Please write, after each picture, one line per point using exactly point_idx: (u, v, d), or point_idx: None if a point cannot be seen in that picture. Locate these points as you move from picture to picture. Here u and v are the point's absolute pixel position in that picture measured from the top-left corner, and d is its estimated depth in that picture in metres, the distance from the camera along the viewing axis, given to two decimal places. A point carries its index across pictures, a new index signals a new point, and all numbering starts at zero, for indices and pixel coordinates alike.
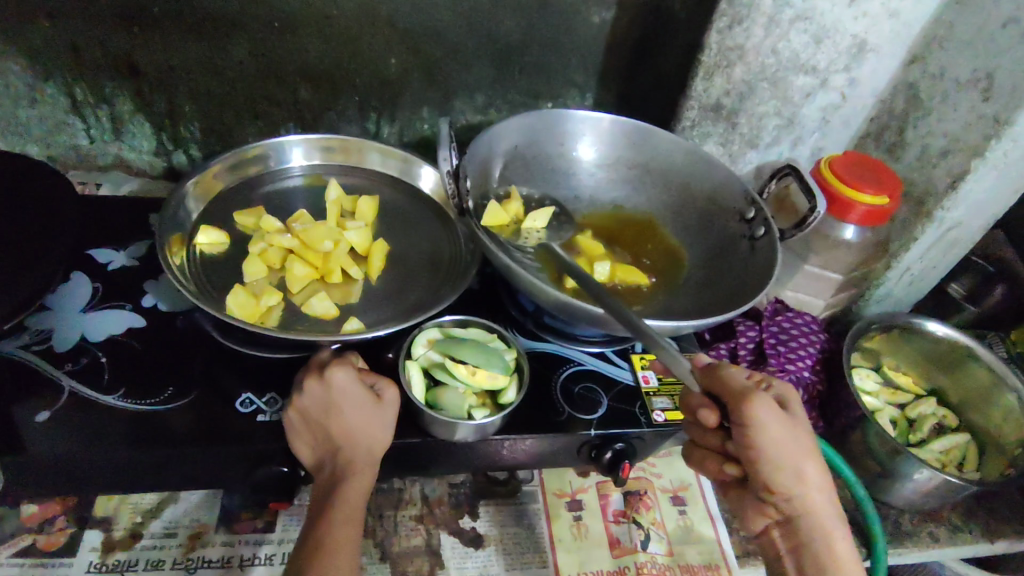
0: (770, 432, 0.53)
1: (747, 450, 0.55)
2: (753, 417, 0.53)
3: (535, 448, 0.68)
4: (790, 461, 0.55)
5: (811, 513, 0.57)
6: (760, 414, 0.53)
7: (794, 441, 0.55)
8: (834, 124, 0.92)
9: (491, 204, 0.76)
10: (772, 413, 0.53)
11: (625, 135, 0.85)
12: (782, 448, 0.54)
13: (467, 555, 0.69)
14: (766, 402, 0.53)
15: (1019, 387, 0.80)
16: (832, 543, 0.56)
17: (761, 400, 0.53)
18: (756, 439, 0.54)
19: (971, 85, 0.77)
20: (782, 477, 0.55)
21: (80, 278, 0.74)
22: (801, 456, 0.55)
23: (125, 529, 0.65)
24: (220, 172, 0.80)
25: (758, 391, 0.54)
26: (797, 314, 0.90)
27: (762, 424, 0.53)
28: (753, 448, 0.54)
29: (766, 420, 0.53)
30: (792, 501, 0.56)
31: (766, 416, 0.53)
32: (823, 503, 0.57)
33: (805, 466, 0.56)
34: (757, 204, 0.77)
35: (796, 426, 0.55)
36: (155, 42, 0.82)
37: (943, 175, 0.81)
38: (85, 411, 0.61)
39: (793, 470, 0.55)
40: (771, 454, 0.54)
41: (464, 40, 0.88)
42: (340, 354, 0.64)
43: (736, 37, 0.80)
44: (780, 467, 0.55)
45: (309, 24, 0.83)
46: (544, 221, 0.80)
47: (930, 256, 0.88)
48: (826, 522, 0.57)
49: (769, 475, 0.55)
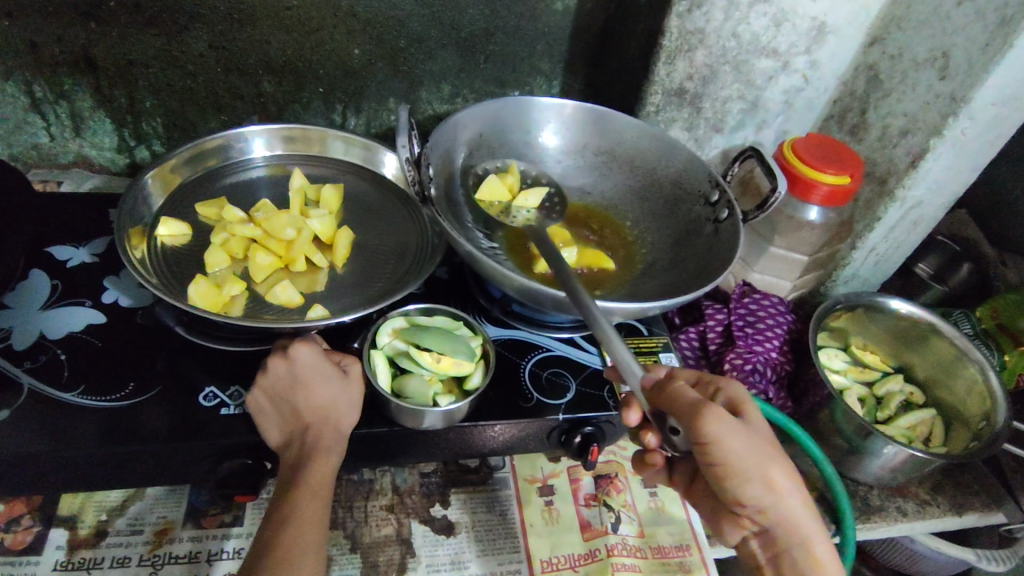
0: (729, 447, 0.50)
1: (710, 466, 0.52)
2: (710, 434, 0.49)
3: (504, 434, 0.68)
4: (756, 469, 0.51)
5: (787, 521, 0.54)
6: (717, 430, 0.49)
7: (757, 448, 0.52)
8: (797, 107, 0.93)
9: (489, 178, 0.79)
10: (729, 427, 0.50)
11: (590, 121, 0.86)
12: (746, 460, 0.51)
13: (438, 543, 0.68)
14: (719, 415, 0.50)
15: (981, 359, 0.81)
16: (810, 548, 0.54)
17: (716, 413, 0.50)
18: (718, 455, 0.50)
19: (928, 64, 0.78)
20: (751, 489, 0.52)
21: (40, 275, 0.73)
22: (766, 464, 0.52)
23: (90, 527, 0.64)
24: (178, 165, 0.79)
25: (711, 405, 0.50)
26: (764, 296, 0.90)
27: (720, 440, 0.49)
28: (714, 464, 0.51)
29: (723, 436, 0.49)
30: (764, 512, 0.53)
31: (721, 431, 0.49)
32: (796, 508, 0.54)
33: (773, 474, 0.52)
34: (721, 187, 0.77)
35: (755, 433, 0.52)
36: (112, 36, 0.81)
37: (904, 153, 0.82)
38: (44, 410, 0.60)
39: (761, 480, 0.52)
40: (735, 468, 0.51)
41: (428, 30, 0.88)
42: (287, 354, 0.62)
43: (697, 21, 0.80)
44: (747, 478, 0.51)
45: (269, 16, 0.82)
46: (535, 200, 0.81)
47: (895, 235, 0.89)
48: (802, 526, 0.54)
49: (736, 487, 0.52)
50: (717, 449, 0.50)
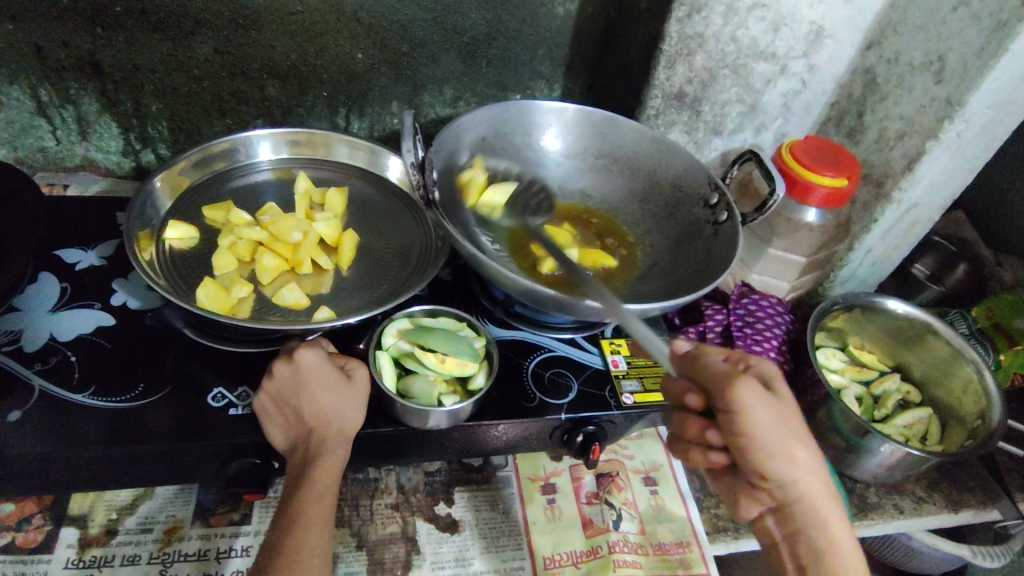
0: (758, 418, 0.50)
1: (736, 442, 0.51)
2: (740, 403, 0.49)
3: (508, 433, 0.69)
4: (781, 446, 0.51)
5: (804, 496, 0.54)
6: (748, 401, 0.49)
7: (784, 424, 0.51)
8: (795, 110, 0.94)
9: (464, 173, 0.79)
10: (760, 400, 0.50)
11: (590, 125, 0.87)
12: (774, 439, 0.51)
13: (443, 540, 0.70)
14: (751, 386, 0.50)
15: (977, 360, 0.82)
16: (825, 528, 0.55)
17: (744, 383, 0.50)
18: (744, 429, 0.50)
19: (924, 68, 0.79)
20: (775, 464, 0.52)
21: (49, 279, 0.74)
22: (792, 445, 0.52)
23: (100, 526, 0.65)
24: (186, 168, 0.80)
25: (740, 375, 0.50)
26: (763, 296, 0.91)
27: (752, 413, 0.50)
28: (742, 438, 0.50)
29: (753, 407, 0.49)
30: (784, 488, 0.54)
31: (751, 402, 0.49)
32: (814, 487, 0.54)
33: (798, 453, 0.53)
34: (721, 190, 0.79)
35: (785, 410, 0.52)
36: (119, 41, 0.82)
37: (900, 156, 0.83)
38: (56, 411, 0.61)
39: (787, 458, 0.52)
40: (763, 442, 0.50)
41: (430, 35, 0.89)
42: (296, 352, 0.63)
43: (695, 26, 0.81)
44: (772, 454, 0.51)
45: (273, 21, 0.83)
46: (504, 198, 0.79)
47: (892, 236, 0.90)
48: (818, 504, 0.55)
49: (761, 463, 0.52)
50: (747, 422, 0.50)
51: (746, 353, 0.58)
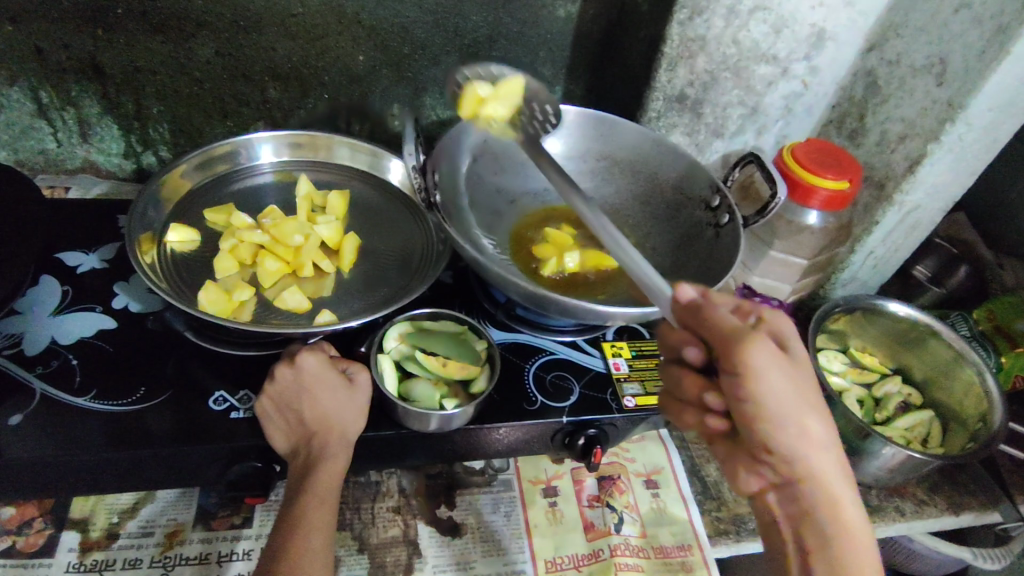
0: (769, 383, 0.46)
1: (742, 408, 0.47)
2: (748, 366, 0.45)
3: (509, 436, 0.69)
4: (791, 415, 0.47)
5: (814, 476, 0.49)
6: (757, 365, 0.45)
7: (797, 391, 0.47)
8: (796, 113, 0.94)
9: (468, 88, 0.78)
10: (773, 363, 0.46)
11: (592, 127, 0.87)
12: (785, 406, 0.47)
13: (444, 544, 0.70)
14: (763, 347, 0.45)
15: (978, 362, 0.82)
16: (836, 507, 0.50)
17: (755, 342, 0.45)
18: (751, 392, 0.46)
19: (926, 70, 0.79)
20: (784, 436, 0.48)
21: (51, 281, 0.74)
22: (805, 413, 0.48)
23: (101, 530, 0.65)
24: (187, 171, 0.80)
25: (752, 334, 0.46)
26: (764, 299, 0.91)
27: (763, 378, 0.46)
28: (749, 405, 0.47)
29: (765, 372, 0.45)
30: (792, 465, 0.49)
31: (762, 364, 0.45)
32: (827, 465, 0.50)
33: (810, 422, 0.48)
34: (722, 193, 0.78)
35: (800, 373, 0.48)
36: (119, 43, 0.82)
37: (901, 158, 0.83)
38: (57, 415, 0.61)
39: (797, 427, 0.48)
40: (771, 408, 0.47)
41: (431, 37, 0.89)
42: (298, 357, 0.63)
43: (697, 28, 0.81)
44: (781, 423, 0.47)
45: (274, 23, 0.83)
46: (504, 111, 0.78)
47: (893, 238, 0.90)
48: (829, 485, 0.50)
49: (768, 433, 0.48)
50: (756, 388, 0.46)
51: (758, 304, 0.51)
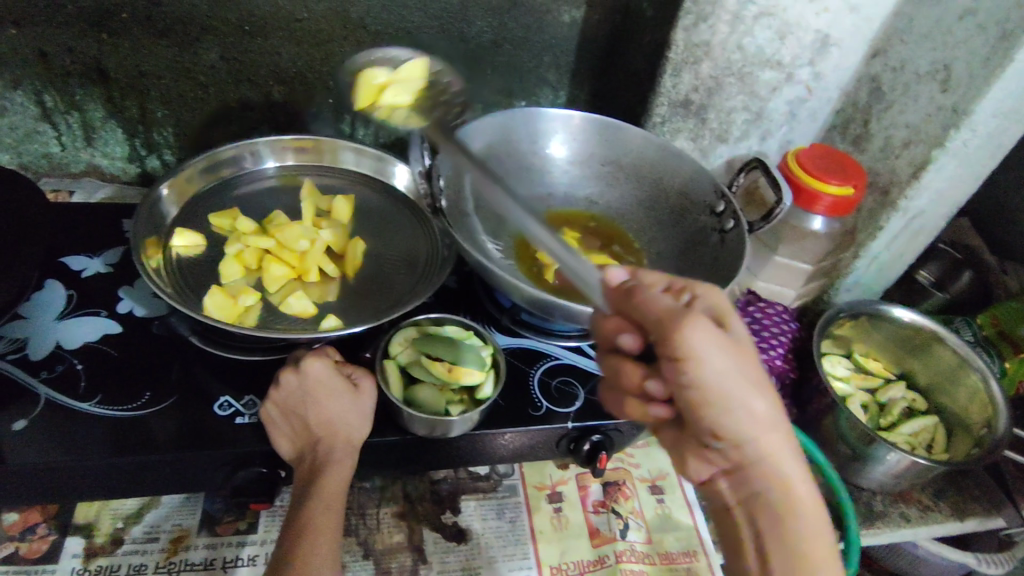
0: (710, 359, 0.45)
1: (686, 388, 0.47)
2: (689, 345, 0.45)
3: (514, 442, 0.69)
4: (734, 390, 0.47)
5: (761, 450, 0.49)
6: (696, 342, 0.45)
7: (738, 366, 0.46)
8: (800, 118, 0.94)
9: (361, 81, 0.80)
10: (711, 339, 0.45)
11: (597, 132, 0.87)
12: (727, 381, 0.46)
13: (450, 550, 0.69)
14: (700, 324, 0.45)
15: (983, 368, 0.82)
16: (786, 484, 0.49)
17: (692, 319, 0.45)
18: (694, 370, 0.45)
19: (930, 77, 0.79)
20: (728, 413, 0.47)
21: (56, 286, 0.74)
22: (748, 390, 0.47)
23: (106, 535, 0.65)
24: (193, 174, 0.80)
25: (688, 312, 0.46)
26: (769, 304, 0.91)
27: (703, 354, 0.45)
28: (691, 385, 0.46)
29: (703, 349, 0.45)
30: (740, 442, 0.48)
31: (702, 342, 0.45)
32: (774, 439, 0.49)
33: (753, 398, 0.48)
34: (727, 198, 0.79)
35: (738, 346, 0.47)
36: (124, 47, 0.82)
37: (906, 164, 0.83)
38: (62, 420, 0.61)
39: (740, 404, 0.47)
40: (715, 386, 0.46)
41: (437, 41, 0.89)
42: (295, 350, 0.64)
43: (702, 34, 0.82)
44: (724, 399, 0.47)
45: (279, 28, 0.83)
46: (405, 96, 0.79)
47: (897, 244, 0.90)
48: (778, 461, 0.49)
49: (713, 412, 0.47)
50: (696, 367, 0.45)
51: (691, 282, 0.51)
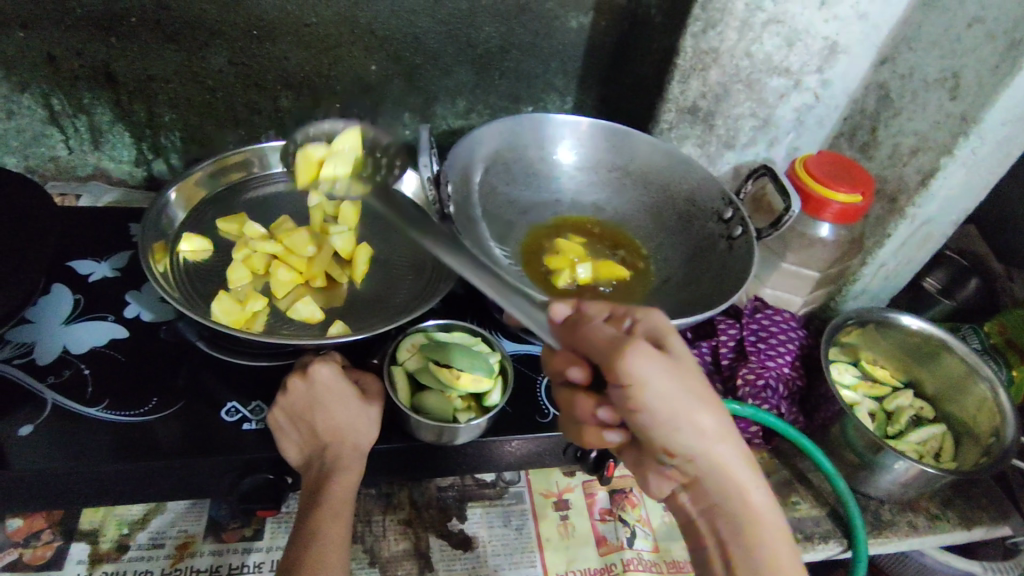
0: (657, 389, 0.45)
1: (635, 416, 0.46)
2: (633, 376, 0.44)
3: (521, 449, 0.69)
4: (682, 414, 0.46)
5: (717, 468, 0.48)
6: (640, 372, 0.44)
7: (685, 390, 0.46)
8: (808, 125, 0.94)
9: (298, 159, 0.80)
10: (652, 366, 0.45)
11: (605, 138, 0.87)
12: (673, 406, 0.46)
13: (456, 557, 0.69)
14: (644, 355, 0.45)
15: (991, 377, 0.81)
16: (743, 495, 0.49)
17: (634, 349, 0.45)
18: (641, 400, 0.45)
19: (939, 84, 0.79)
20: (678, 437, 0.47)
21: (63, 290, 0.74)
22: (697, 412, 0.46)
23: (111, 541, 0.65)
24: (201, 179, 0.80)
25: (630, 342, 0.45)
26: (776, 311, 0.91)
27: (648, 383, 0.44)
28: (639, 412, 0.46)
29: (647, 377, 0.44)
30: (694, 461, 0.48)
31: (645, 372, 0.44)
32: (730, 457, 0.48)
33: (702, 418, 0.47)
34: (735, 205, 0.79)
35: (685, 370, 0.46)
36: (132, 51, 0.82)
37: (914, 172, 0.83)
38: (69, 426, 0.61)
39: (689, 424, 0.46)
40: (662, 413, 0.45)
41: (444, 46, 0.89)
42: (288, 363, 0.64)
43: (710, 41, 0.82)
44: (672, 424, 0.46)
45: (288, 33, 0.83)
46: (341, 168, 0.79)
47: (904, 252, 0.90)
48: (735, 477, 0.49)
49: (663, 436, 0.47)
50: (641, 396, 0.45)
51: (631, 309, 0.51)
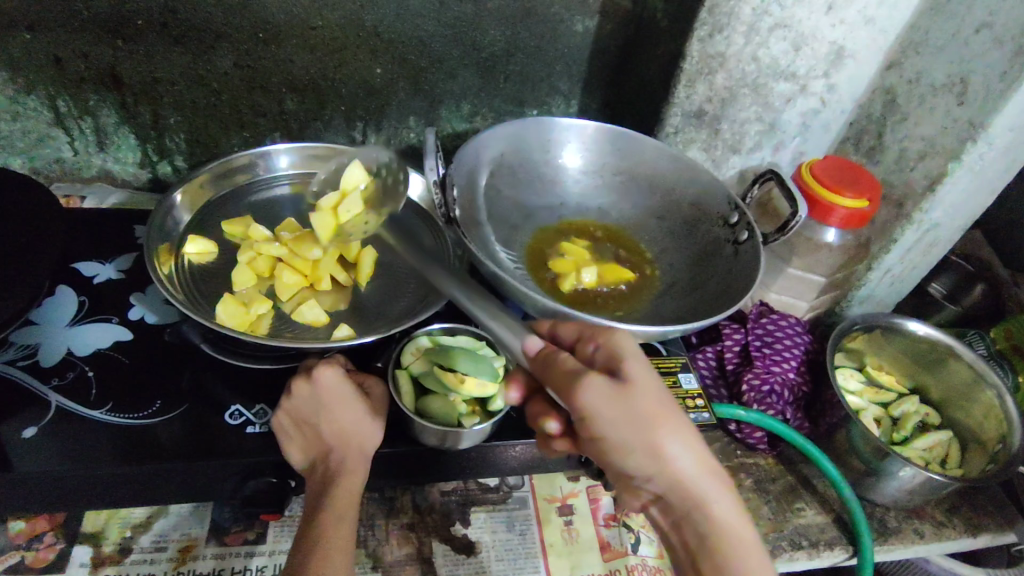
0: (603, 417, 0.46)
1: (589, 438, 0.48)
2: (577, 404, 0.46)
3: (525, 454, 0.68)
4: (633, 436, 0.46)
5: (678, 486, 0.48)
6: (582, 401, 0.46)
7: (636, 415, 0.46)
8: (814, 130, 0.94)
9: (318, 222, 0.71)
10: (598, 392, 0.46)
11: (610, 142, 0.86)
12: (621, 431, 0.46)
13: (459, 562, 0.69)
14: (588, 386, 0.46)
15: (998, 384, 0.81)
16: (710, 513, 0.48)
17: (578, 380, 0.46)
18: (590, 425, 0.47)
19: (947, 89, 0.78)
20: (631, 458, 0.47)
21: (67, 291, 0.74)
22: (648, 436, 0.46)
23: (114, 544, 0.64)
24: (207, 181, 0.81)
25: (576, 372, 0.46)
26: (782, 316, 0.91)
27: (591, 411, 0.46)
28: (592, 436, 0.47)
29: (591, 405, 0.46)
30: (654, 480, 0.48)
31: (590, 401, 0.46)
32: (692, 474, 0.47)
33: (657, 439, 0.46)
34: (740, 209, 0.78)
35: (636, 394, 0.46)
36: (138, 53, 0.82)
37: (921, 178, 0.82)
38: (73, 429, 0.61)
39: (644, 448, 0.47)
40: (612, 438, 0.47)
41: (450, 49, 0.89)
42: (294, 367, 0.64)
43: (717, 45, 0.81)
44: (624, 446, 0.47)
45: (294, 36, 0.83)
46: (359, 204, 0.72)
47: (910, 258, 0.90)
48: (696, 494, 0.48)
49: (617, 458, 0.48)
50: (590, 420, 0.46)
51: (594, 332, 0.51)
